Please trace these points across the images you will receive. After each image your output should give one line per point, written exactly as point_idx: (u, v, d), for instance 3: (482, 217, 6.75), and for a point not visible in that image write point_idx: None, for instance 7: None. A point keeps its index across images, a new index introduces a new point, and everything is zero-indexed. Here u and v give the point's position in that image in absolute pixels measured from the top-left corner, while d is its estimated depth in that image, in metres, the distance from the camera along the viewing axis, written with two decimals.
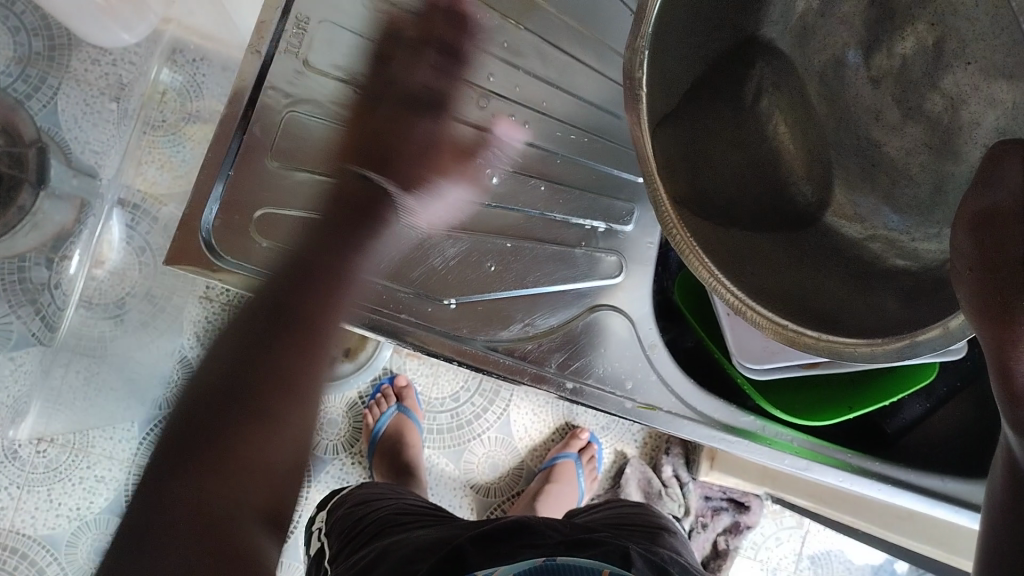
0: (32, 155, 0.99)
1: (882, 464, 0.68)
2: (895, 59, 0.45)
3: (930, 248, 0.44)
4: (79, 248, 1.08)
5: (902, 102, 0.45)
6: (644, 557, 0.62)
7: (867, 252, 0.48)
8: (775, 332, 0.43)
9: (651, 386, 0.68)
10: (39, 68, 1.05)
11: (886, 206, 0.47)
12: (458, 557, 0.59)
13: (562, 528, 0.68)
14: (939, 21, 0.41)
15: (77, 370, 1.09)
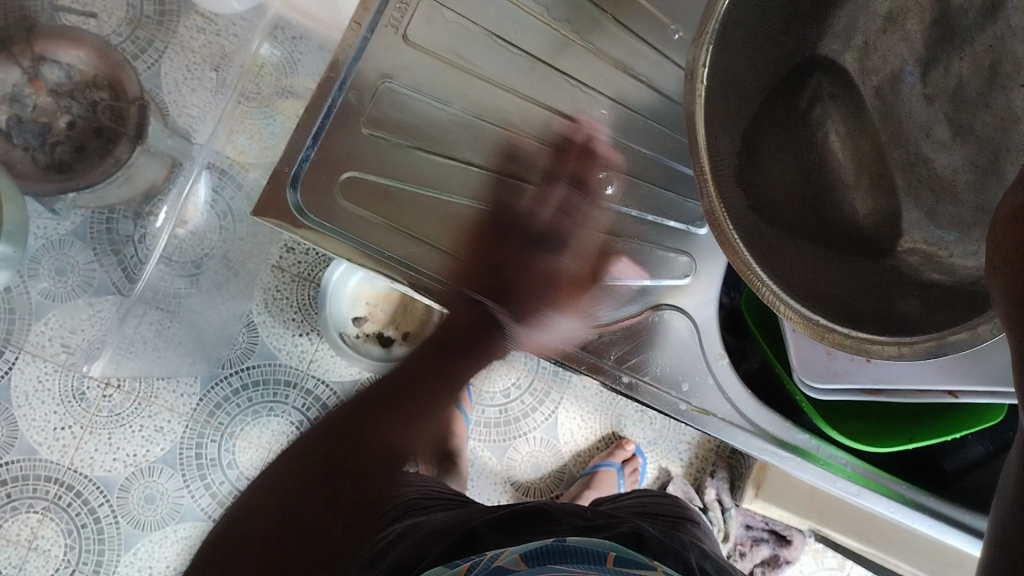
0: (134, 111, 1.03)
1: (936, 501, 0.66)
2: (950, 80, 0.50)
3: (967, 264, 0.49)
4: (166, 206, 1.11)
5: (954, 120, 0.51)
6: (656, 540, 0.65)
7: (904, 264, 0.52)
8: (807, 328, 0.47)
9: (707, 392, 0.65)
10: (147, 31, 1.12)
11: (928, 222, 0.52)
12: (475, 538, 0.62)
13: (587, 515, 0.72)
14: (996, 45, 0.47)
15: (151, 324, 1.12)
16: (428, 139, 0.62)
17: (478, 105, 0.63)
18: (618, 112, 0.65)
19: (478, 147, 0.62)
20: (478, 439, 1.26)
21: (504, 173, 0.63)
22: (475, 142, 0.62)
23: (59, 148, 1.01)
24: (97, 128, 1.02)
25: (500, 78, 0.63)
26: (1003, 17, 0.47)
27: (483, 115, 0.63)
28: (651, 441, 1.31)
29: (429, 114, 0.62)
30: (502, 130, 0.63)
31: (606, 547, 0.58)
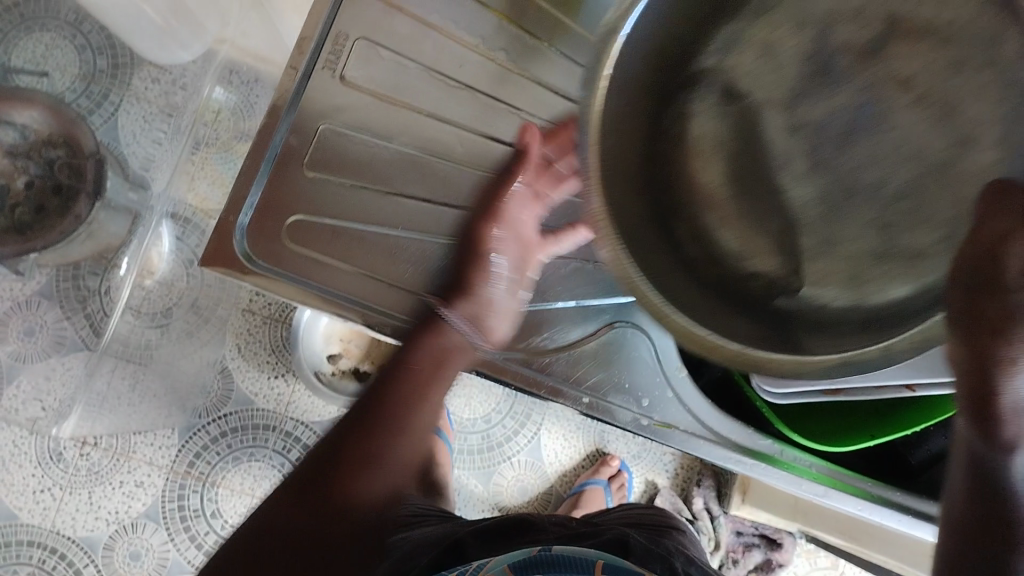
0: (90, 166, 1.03)
1: (904, 495, 0.66)
2: (816, 116, 0.46)
3: (818, 294, 0.46)
4: (128, 257, 1.12)
5: (813, 155, 0.46)
6: (646, 550, 0.63)
7: (751, 291, 0.48)
8: (716, 353, 0.43)
9: (667, 405, 0.65)
10: (102, 84, 1.12)
11: (773, 251, 0.48)
12: (458, 547, 0.61)
13: (571, 526, 0.70)
14: (866, 89, 0.44)
15: (122, 377, 1.12)
16: (375, 176, 0.62)
17: (424, 140, 0.63)
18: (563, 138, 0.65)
19: (425, 182, 0.63)
20: (462, 467, 1.26)
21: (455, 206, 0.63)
22: (423, 176, 0.63)
23: (19, 210, 0.99)
24: (55, 187, 1.00)
25: (443, 110, 0.64)
26: (883, 58, 0.44)
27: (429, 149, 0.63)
28: (636, 455, 1.31)
29: (374, 153, 0.63)
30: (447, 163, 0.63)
31: (597, 555, 0.56)
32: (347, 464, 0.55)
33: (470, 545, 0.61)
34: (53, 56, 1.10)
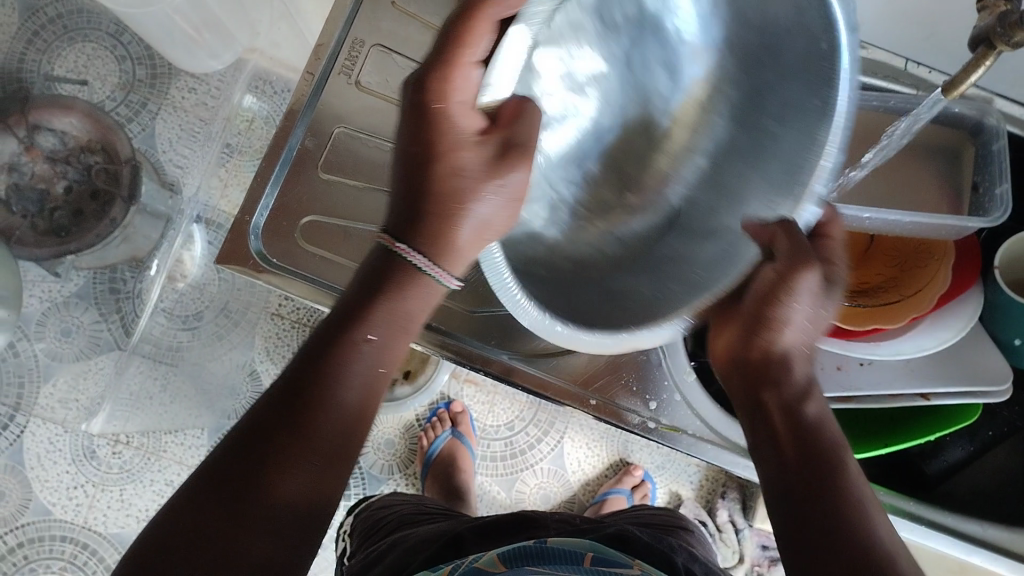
0: (127, 172, 1.05)
1: (916, 504, 0.67)
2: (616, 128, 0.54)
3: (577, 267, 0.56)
4: (158, 259, 1.14)
5: None
6: (643, 544, 0.66)
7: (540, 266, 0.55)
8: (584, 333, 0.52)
9: (675, 409, 0.64)
10: (140, 93, 1.14)
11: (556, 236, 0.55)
12: (458, 542, 0.64)
13: (575, 522, 0.73)
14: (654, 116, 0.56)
15: (155, 377, 1.14)
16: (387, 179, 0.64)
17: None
18: None
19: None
20: (484, 474, 1.27)
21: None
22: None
23: (58, 214, 1.03)
24: (93, 192, 1.04)
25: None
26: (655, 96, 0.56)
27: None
28: (659, 466, 1.30)
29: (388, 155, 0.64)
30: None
31: (584, 546, 0.58)
32: (278, 452, 0.46)
33: (468, 539, 0.64)
34: (94, 66, 1.13)
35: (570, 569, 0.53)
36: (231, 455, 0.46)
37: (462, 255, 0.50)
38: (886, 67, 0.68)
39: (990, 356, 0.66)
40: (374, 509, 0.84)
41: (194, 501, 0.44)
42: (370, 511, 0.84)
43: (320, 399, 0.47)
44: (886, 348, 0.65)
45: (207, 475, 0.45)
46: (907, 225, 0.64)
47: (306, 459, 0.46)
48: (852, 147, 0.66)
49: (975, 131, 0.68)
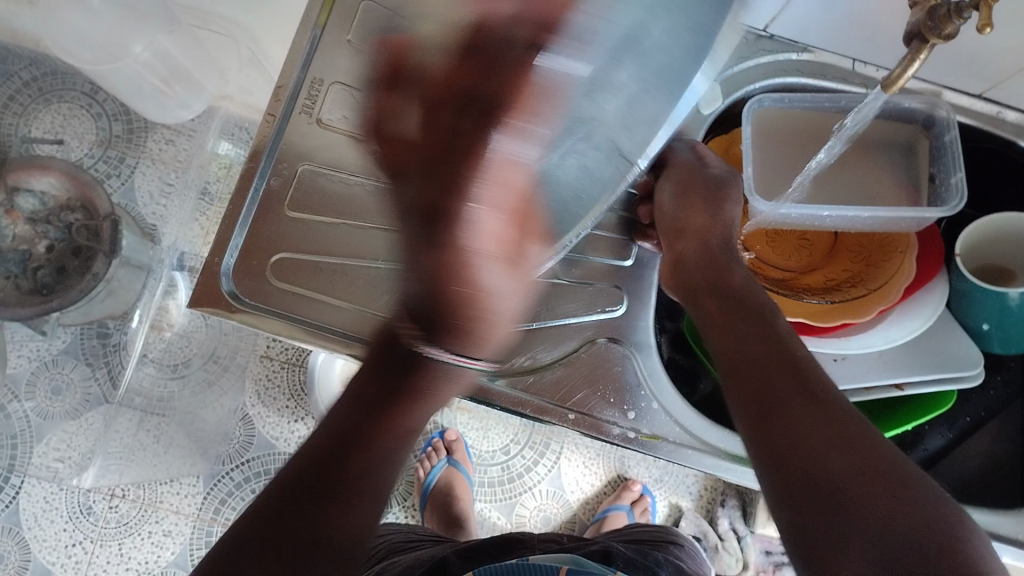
0: (106, 227, 1.03)
1: None
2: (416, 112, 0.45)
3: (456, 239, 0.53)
4: (140, 309, 1.13)
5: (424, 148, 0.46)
6: (623, 558, 0.79)
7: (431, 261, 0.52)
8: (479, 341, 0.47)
9: (656, 417, 0.64)
10: (118, 149, 1.15)
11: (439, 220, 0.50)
12: (443, 564, 0.78)
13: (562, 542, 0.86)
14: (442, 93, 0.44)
15: (147, 429, 1.15)
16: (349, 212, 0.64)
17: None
18: None
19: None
20: (483, 500, 1.27)
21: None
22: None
23: (41, 272, 1.01)
24: (75, 249, 1.03)
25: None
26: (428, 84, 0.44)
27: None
28: (657, 479, 1.30)
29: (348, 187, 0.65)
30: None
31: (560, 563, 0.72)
32: (324, 504, 0.51)
33: (453, 562, 0.79)
34: (72, 125, 1.14)
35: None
36: (298, 501, 0.51)
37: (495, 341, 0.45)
38: (833, 69, 0.70)
39: (961, 344, 0.67)
40: None
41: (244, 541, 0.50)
42: None
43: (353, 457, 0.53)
44: (858, 342, 0.66)
45: (275, 517, 0.51)
46: (868, 220, 0.65)
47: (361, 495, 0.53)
48: (801, 147, 0.69)
49: (928, 124, 0.69)
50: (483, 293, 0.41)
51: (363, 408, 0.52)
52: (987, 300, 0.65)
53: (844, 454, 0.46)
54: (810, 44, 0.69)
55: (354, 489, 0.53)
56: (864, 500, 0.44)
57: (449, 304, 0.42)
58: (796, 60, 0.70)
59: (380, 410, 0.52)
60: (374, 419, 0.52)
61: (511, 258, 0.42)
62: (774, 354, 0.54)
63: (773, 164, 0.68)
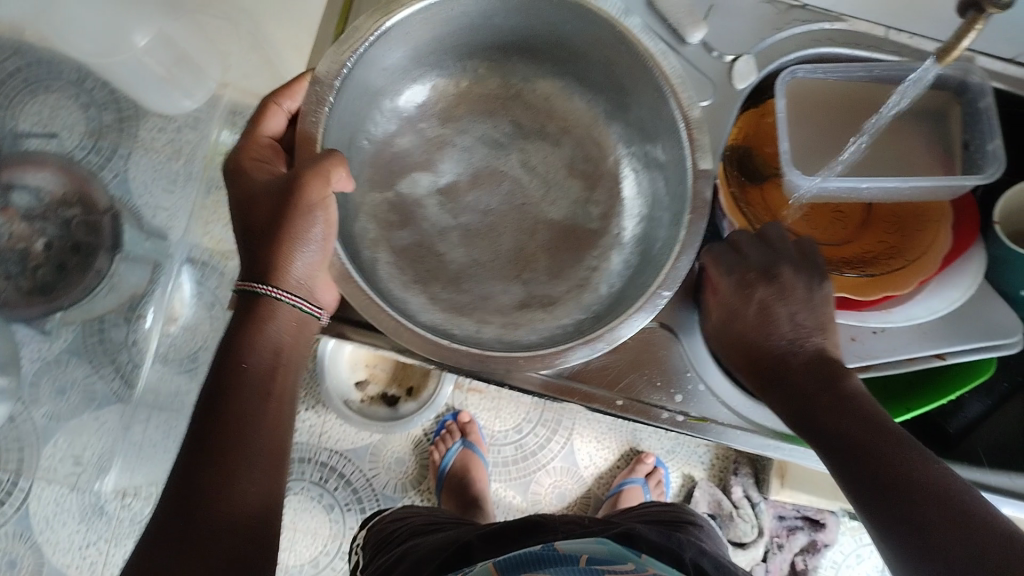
0: (107, 223, 0.96)
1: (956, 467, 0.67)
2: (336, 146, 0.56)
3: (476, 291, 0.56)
4: (153, 305, 1.03)
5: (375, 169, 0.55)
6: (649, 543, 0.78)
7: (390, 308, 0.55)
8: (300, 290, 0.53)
9: (701, 398, 0.65)
10: (110, 139, 0.96)
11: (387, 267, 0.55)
12: (468, 546, 0.78)
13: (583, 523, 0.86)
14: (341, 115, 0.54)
15: (158, 426, 1.06)
16: (382, 196, 0.61)
17: (506, 274, 0.60)
18: (568, 139, 0.65)
19: (493, 318, 0.58)
20: (499, 480, 1.27)
21: (463, 238, 0.60)
22: (491, 308, 0.58)
23: (40, 272, 0.91)
24: (73, 246, 0.93)
25: (545, 217, 0.62)
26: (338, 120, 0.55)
27: (527, 300, 0.59)
28: (670, 451, 1.31)
29: (451, 263, 0.60)
30: (469, 231, 0.61)
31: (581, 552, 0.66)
32: (221, 444, 0.46)
33: (478, 543, 0.78)
34: (59, 116, 0.93)
35: (567, 569, 0.62)
36: (178, 501, 0.44)
37: (296, 276, 0.52)
38: (867, 38, 0.69)
39: (1000, 312, 0.67)
40: (388, 521, 0.98)
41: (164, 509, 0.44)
42: (384, 524, 0.98)
43: (239, 398, 0.48)
44: (898, 314, 0.67)
45: (161, 527, 0.43)
46: (904, 191, 0.65)
47: (252, 469, 0.46)
48: (838, 121, 0.68)
49: (959, 91, 0.68)
50: (252, 228, 0.53)
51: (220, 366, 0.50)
52: None
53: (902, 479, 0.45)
54: (844, 13, 0.69)
55: (233, 467, 0.46)
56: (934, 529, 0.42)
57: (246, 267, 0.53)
58: (829, 30, 0.69)
59: (235, 362, 0.50)
60: (222, 402, 0.48)
61: (275, 193, 0.52)
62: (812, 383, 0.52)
63: (814, 142, 0.68)
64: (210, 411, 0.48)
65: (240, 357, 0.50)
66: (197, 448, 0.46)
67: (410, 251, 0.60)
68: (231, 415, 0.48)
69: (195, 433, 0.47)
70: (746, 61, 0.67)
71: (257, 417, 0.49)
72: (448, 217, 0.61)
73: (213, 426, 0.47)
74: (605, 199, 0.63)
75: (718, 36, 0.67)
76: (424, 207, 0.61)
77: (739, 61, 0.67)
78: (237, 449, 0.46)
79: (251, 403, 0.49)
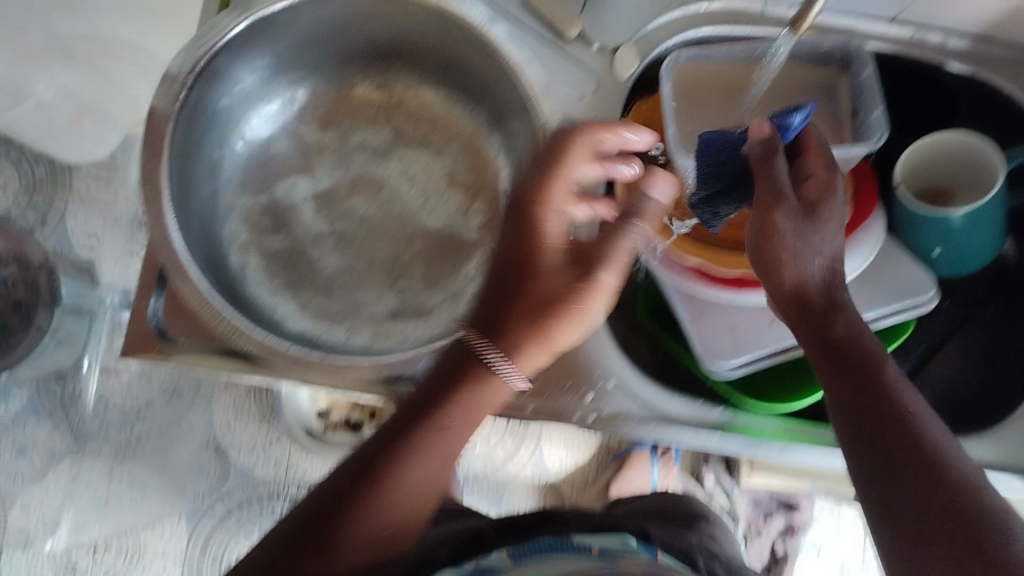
0: (44, 277, 0.99)
1: None
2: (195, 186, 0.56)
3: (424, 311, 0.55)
4: (89, 354, 1.08)
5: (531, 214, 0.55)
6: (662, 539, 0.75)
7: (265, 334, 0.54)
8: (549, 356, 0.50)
9: (612, 396, 0.64)
10: (44, 194, 1.07)
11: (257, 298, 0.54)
12: (494, 530, 0.78)
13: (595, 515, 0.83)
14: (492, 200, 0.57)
15: (120, 477, 1.09)
16: (262, 222, 0.61)
17: (381, 283, 0.60)
18: (451, 151, 0.64)
19: (363, 325, 0.59)
20: (470, 494, 1.25)
21: (338, 250, 0.61)
22: (362, 316, 0.59)
23: None
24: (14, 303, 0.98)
25: (426, 227, 0.63)
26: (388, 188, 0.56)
27: (400, 308, 0.60)
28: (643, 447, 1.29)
29: (323, 269, 0.60)
30: (343, 238, 0.61)
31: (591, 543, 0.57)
32: (338, 510, 0.47)
33: (501, 527, 0.79)
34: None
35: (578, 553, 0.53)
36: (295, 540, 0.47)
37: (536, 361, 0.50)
38: (744, 15, 0.69)
39: (907, 269, 0.66)
40: None
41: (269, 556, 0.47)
42: None
43: (418, 462, 0.48)
44: None
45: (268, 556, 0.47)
46: None
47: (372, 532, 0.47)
48: (723, 98, 0.67)
49: (844, 62, 0.68)
50: (554, 292, 0.49)
51: (405, 423, 0.49)
52: (932, 224, 0.63)
53: (936, 505, 0.44)
54: None
55: (349, 541, 0.47)
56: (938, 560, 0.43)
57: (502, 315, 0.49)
58: (707, 10, 0.69)
59: (405, 430, 0.48)
60: (391, 460, 0.48)
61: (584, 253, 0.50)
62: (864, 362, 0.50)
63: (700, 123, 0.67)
64: (355, 471, 0.48)
65: (418, 425, 0.49)
66: (334, 499, 0.48)
67: (282, 257, 0.60)
68: (397, 481, 0.48)
69: (329, 487, 0.49)
70: (628, 50, 0.66)
71: (421, 480, 0.49)
72: (322, 223, 0.61)
73: (350, 483, 0.48)
74: (485, 211, 0.63)
75: (597, 29, 0.67)
76: (298, 212, 0.61)
77: (620, 50, 0.66)
78: (356, 518, 0.47)
79: (417, 465, 0.48)
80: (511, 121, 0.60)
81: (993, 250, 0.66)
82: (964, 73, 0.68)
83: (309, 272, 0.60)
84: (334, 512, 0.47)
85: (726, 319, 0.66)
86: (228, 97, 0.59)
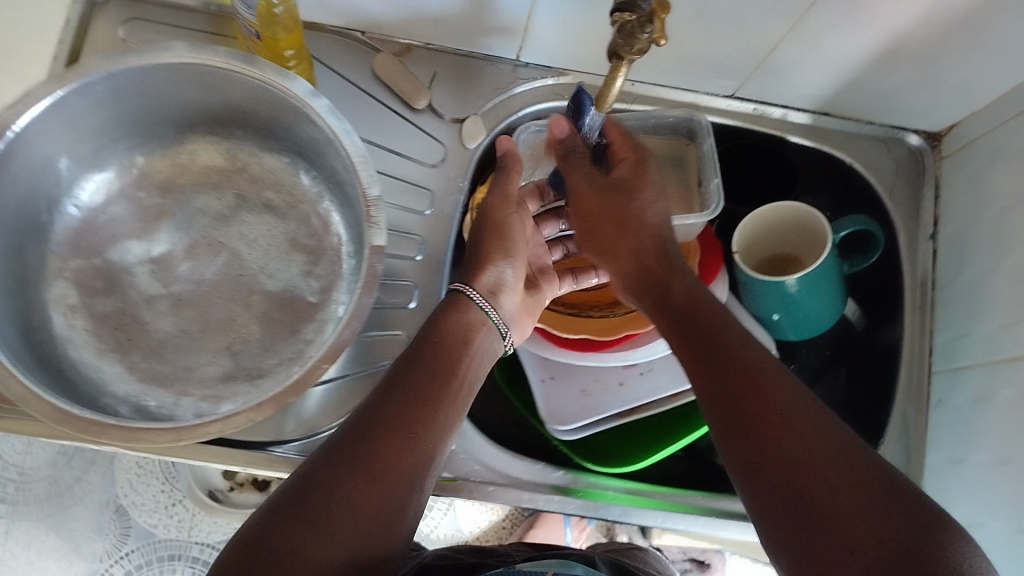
0: None
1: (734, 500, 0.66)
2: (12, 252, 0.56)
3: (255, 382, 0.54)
4: None
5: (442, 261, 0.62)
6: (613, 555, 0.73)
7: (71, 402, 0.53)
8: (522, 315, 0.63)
9: (456, 460, 0.63)
10: None
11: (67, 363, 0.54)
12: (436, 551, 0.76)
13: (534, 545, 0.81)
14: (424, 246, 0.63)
15: (15, 537, 1.08)
16: (95, 285, 0.60)
17: (214, 346, 0.60)
18: (294, 214, 0.65)
19: (192, 390, 0.58)
20: None
21: (172, 312, 0.61)
22: (192, 379, 0.59)
23: None
24: None
25: (265, 289, 0.62)
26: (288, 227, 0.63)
27: (233, 372, 0.59)
28: None
29: (154, 332, 0.60)
30: (177, 301, 0.61)
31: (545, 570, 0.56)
32: (350, 457, 0.47)
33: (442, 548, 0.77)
34: None
35: None
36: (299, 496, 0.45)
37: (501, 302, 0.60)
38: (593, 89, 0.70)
39: None
40: None
41: (273, 519, 0.44)
42: None
43: (409, 434, 0.49)
44: (642, 352, 0.67)
45: (272, 518, 0.44)
46: None
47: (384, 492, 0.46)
48: None
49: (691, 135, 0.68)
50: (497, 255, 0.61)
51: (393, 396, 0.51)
52: (769, 290, 0.64)
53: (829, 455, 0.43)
54: (564, 67, 0.69)
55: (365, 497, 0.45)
56: (846, 515, 0.41)
57: (430, 350, 0.54)
58: (555, 84, 0.70)
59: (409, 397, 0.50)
60: (389, 426, 0.49)
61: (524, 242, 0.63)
62: (724, 348, 0.50)
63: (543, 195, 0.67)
64: (354, 433, 0.48)
65: (413, 395, 0.51)
66: (346, 450, 0.47)
67: (111, 320, 0.60)
68: (389, 442, 0.48)
69: (337, 443, 0.48)
70: (473, 120, 0.68)
71: (411, 453, 0.49)
72: (158, 285, 0.61)
73: (358, 440, 0.48)
74: (327, 273, 0.63)
75: (445, 97, 0.68)
76: (132, 274, 0.61)
77: (467, 121, 0.68)
78: (367, 481, 0.46)
79: (414, 440, 0.49)
80: (347, 186, 0.61)
81: (833, 316, 0.67)
82: (804, 147, 0.70)
83: (140, 335, 0.60)
84: (341, 469, 0.46)
85: (576, 382, 0.69)
86: (57, 162, 0.59)
